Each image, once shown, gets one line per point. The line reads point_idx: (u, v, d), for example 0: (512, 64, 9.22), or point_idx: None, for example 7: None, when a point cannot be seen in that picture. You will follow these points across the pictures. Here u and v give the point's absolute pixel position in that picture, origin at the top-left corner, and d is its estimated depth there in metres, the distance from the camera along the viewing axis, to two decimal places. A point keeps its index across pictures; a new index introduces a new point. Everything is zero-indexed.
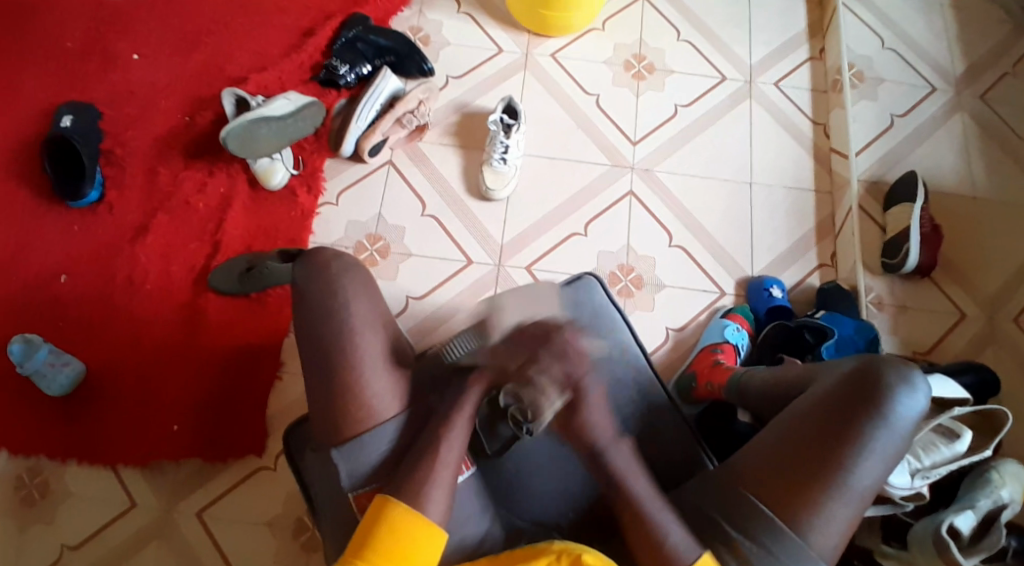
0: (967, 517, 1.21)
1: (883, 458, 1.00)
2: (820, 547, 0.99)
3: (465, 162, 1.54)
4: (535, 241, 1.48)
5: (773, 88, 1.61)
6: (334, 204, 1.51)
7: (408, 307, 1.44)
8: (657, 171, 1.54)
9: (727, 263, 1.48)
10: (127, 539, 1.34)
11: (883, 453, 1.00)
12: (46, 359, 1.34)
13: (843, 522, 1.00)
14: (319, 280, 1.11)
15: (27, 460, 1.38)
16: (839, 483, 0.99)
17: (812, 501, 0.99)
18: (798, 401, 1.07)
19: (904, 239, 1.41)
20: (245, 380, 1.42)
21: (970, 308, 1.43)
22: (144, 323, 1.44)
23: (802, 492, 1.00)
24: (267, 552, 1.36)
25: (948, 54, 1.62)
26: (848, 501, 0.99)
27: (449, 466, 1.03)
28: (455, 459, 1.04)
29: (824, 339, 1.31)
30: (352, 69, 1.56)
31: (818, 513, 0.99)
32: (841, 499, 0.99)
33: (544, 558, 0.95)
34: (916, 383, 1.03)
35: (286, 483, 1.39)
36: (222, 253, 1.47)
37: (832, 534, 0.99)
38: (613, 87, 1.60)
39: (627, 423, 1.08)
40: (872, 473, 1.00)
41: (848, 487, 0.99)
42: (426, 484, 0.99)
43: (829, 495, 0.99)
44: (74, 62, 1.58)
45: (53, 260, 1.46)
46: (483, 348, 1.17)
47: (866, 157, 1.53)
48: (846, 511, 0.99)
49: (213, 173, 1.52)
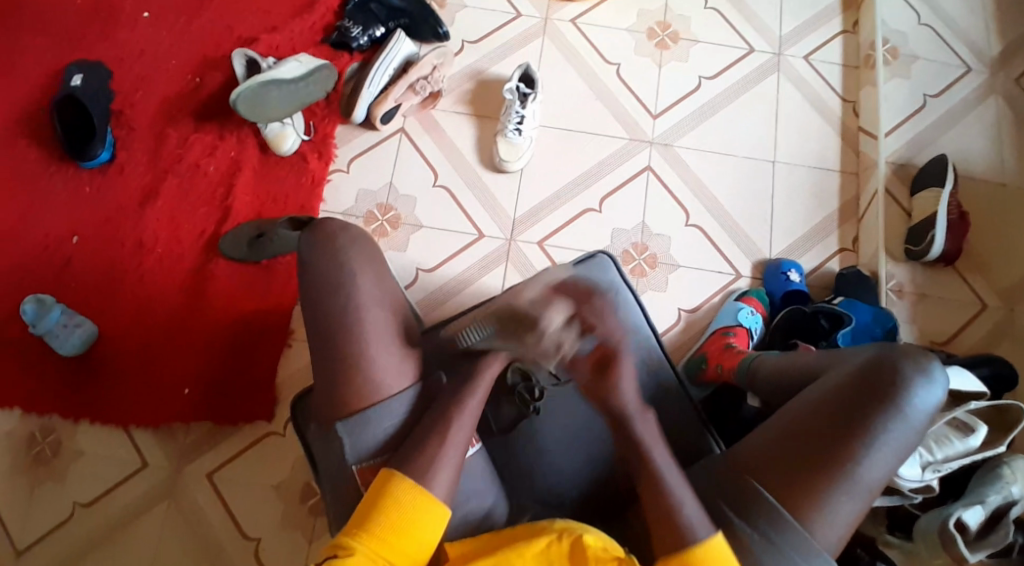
0: (976, 512, 1.21)
1: (894, 452, 0.98)
2: (824, 539, 0.98)
3: (478, 132, 1.50)
4: (548, 216, 1.45)
5: (802, 61, 1.55)
6: (345, 171, 1.49)
7: (417, 279, 1.42)
8: (676, 146, 1.49)
9: (744, 243, 1.45)
10: (138, 498, 1.37)
11: (894, 446, 0.98)
12: (58, 321, 1.36)
13: (849, 515, 0.98)
14: (327, 258, 1.09)
15: (40, 419, 1.40)
16: (848, 475, 0.97)
17: (818, 492, 0.97)
18: (811, 390, 1.05)
19: (929, 226, 1.36)
20: (254, 347, 1.43)
21: (992, 299, 1.39)
22: (154, 287, 1.44)
23: (808, 482, 0.98)
24: (275, 516, 1.37)
25: (988, 31, 1.54)
26: (855, 494, 0.97)
27: (456, 450, 1.01)
28: (464, 438, 1.03)
29: (839, 326, 1.28)
30: (365, 31, 1.51)
31: (823, 505, 0.97)
32: (849, 492, 0.97)
33: (544, 538, 0.94)
34: (933, 376, 1.01)
35: (294, 449, 1.41)
36: (232, 219, 1.45)
37: (837, 525, 0.98)
38: (635, 57, 1.54)
39: (639, 406, 1.05)
40: (882, 467, 0.98)
41: (855, 479, 0.97)
42: (428, 472, 0.99)
43: (838, 486, 0.97)
44: (83, 18, 1.55)
45: (64, 221, 1.46)
46: (500, 334, 1.14)
47: (895, 138, 1.47)
48: (854, 504, 0.97)
49: (224, 137, 1.50)
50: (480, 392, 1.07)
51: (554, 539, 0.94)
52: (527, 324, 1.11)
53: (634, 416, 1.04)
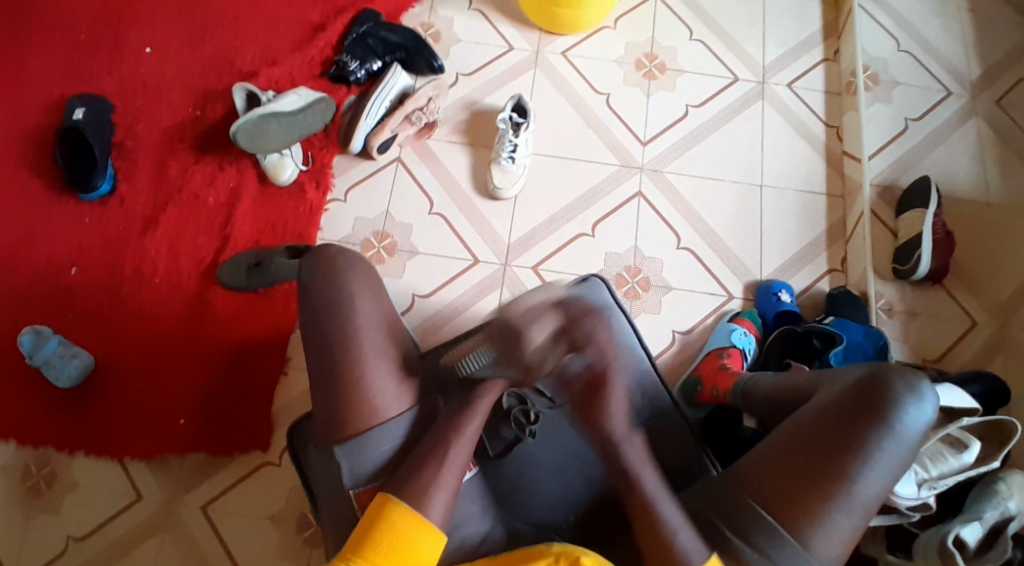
0: (974, 528, 1.20)
1: (888, 468, 0.99)
2: (823, 557, 0.98)
3: (473, 160, 1.54)
4: (543, 241, 1.47)
5: (786, 89, 1.59)
6: (342, 200, 1.51)
7: (414, 304, 1.44)
8: (666, 172, 1.53)
9: (735, 266, 1.47)
10: (131, 532, 1.36)
11: (888, 462, 0.99)
12: (56, 350, 1.37)
13: (846, 531, 0.98)
14: (327, 278, 1.11)
15: (34, 451, 1.40)
16: (845, 494, 0.98)
17: (815, 509, 0.98)
18: (804, 409, 1.06)
19: (916, 245, 1.39)
20: (251, 375, 1.43)
21: (981, 316, 1.41)
22: (152, 316, 1.45)
23: (804, 500, 0.98)
24: (271, 546, 1.37)
25: (965, 57, 1.59)
26: (851, 510, 0.98)
27: (454, 468, 1.03)
28: (462, 463, 1.04)
29: (832, 346, 1.30)
30: (362, 65, 1.56)
31: (821, 523, 0.97)
32: (846, 510, 0.98)
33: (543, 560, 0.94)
34: (923, 393, 1.02)
35: (291, 477, 1.40)
36: (231, 248, 1.47)
37: (834, 542, 0.98)
38: (624, 86, 1.59)
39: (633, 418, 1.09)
40: (877, 484, 0.99)
41: (851, 496, 0.98)
42: (427, 487, 0.99)
43: (835, 504, 0.98)
44: (86, 55, 1.59)
45: (63, 252, 1.48)
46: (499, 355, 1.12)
47: (879, 161, 1.51)
48: (850, 521, 0.98)
49: (223, 168, 1.53)
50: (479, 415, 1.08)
51: (553, 561, 0.94)
52: (529, 340, 1.12)
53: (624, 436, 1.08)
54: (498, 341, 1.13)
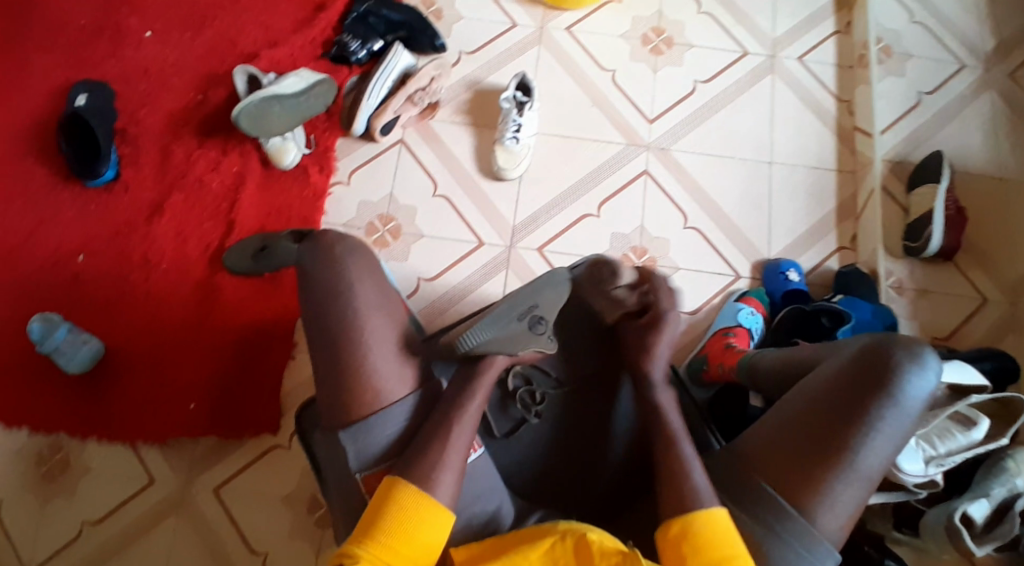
0: (982, 505, 1.21)
1: (893, 438, 0.99)
2: (828, 529, 0.99)
3: (477, 141, 1.52)
4: (547, 222, 1.46)
5: (796, 62, 1.56)
6: (346, 183, 1.51)
7: (419, 288, 1.44)
8: (672, 150, 1.50)
9: (743, 244, 1.46)
10: (145, 515, 1.38)
11: (892, 432, 0.99)
12: (65, 337, 1.38)
13: (851, 503, 0.99)
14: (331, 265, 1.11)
15: (47, 437, 1.42)
16: (846, 465, 0.98)
17: (819, 483, 0.98)
18: (808, 381, 1.05)
19: (927, 223, 1.37)
20: (260, 359, 1.45)
21: (993, 293, 1.39)
22: (160, 302, 1.46)
23: (809, 473, 0.99)
24: (281, 529, 1.39)
25: (981, 27, 1.55)
26: (856, 482, 0.98)
27: (459, 450, 1.03)
28: (465, 443, 1.04)
29: (841, 324, 1.29)
30: (363, 45, 1.54)
31: (824, 496, 0.98)
32: (848, 481, 0.98)
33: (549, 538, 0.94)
34: (927, 362, 1.01)
35: (301, 460, 1.42)
36: (236, 232, 1.48)
37: (839, 514, 0.98)
38: (630, 63, 1.56)
39: (664, 378, 1.11)
40: (880, 454, 0.98)
41: (855, 468, 0.98)
42: (432, 476, 1.00)
43: (836, 476, 0.98)
44: (87, 39, 1.58)
45: (70, 239, 1.48)
46: (502, 333, 1.11)
47: (891, 135, 1.48)
48: (855, 492, 0.98)
49: (227, 152, 1.52)
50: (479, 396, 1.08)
51: (559, 539, 0.95)
52: (536, 317, 1.14)
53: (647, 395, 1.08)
54: (507, 316, 1.12)
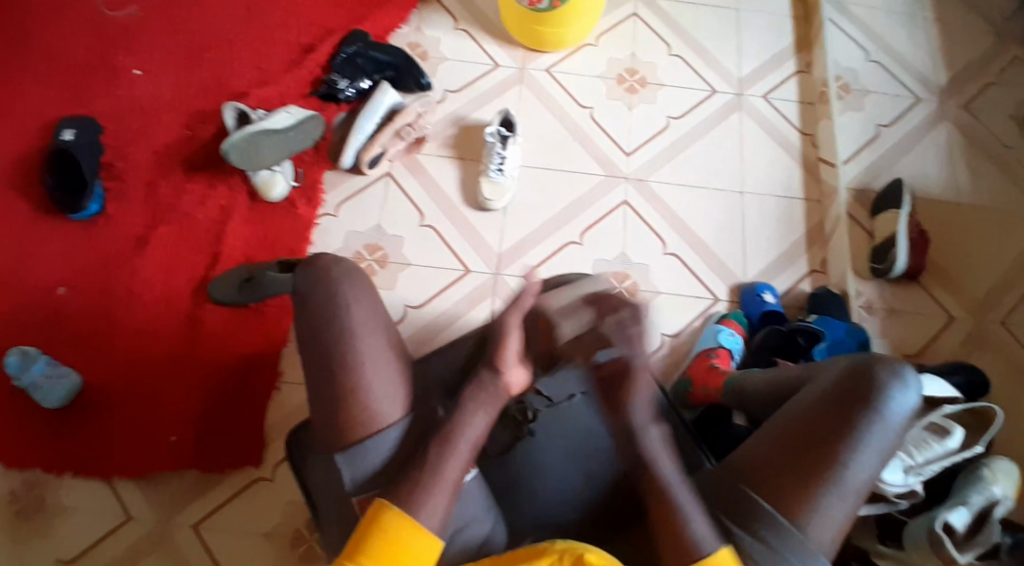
0: (961, 513, 1.23)
1: (878, 453, 1.03)
2: (819, 541, 1.01)
3: (462, 173, 1.57)
4: (531, 250, 1.50)
5: (762, 100, 1.65)
6: (333, 215, 1.53)
7: (407, 315, 1.45)
8: (650, 181, 1.57)
9: (720, 270, 1.51)
10: (121, 553, 1.34)
11: (877, 447, 1.02)
12: (42, 371, 1.35)
13: (841, 515, 1.01)
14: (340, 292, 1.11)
15: (22, 474, 1.38)
16: (837, 479, 1.01)
17: (810, 496, 1.01)
18: (794, 402, 1.09)
19: (891, 245, 1.44)
20: (245, 390, 1.44)
21: (957, 311, 1.46)
22: (145, 333, 1.45)
23: (800, 486, 1.01)
24: (265, 564, 1.35)
25: (932, 66, 1.67)
26: (845, 496, 1.01)
27: (459, 463, 0.97)
28: (463, 465, 0.98)
29: (817, 342, 1.33)
30: (351, 84, 1.59)
31: (815, 508, 1.00)
32: (839, 494, 1.01)
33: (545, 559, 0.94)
34: (908, 381, 1.06)
35: (287, 492, 1.40)
36: (223, 263, 1.48)
37: (830, 527, 1.01)
38: (607, 100, 1.63)
39: (648, 419, 1.02)
40: (868, 468, 1.02)
41: (844, 481, 1.01)
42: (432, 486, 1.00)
43: (828, 489, 1.01)
44: (75, 77, 1.61)
45: (52, 272, 1.47)
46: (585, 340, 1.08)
47: (854, 165, 1.57)
48: (844, 505, 1.01)
49: (214, 186, 1.54)
50: (476, 421, 1.01)
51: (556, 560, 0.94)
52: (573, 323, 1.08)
53: (638, 428, 1.01)
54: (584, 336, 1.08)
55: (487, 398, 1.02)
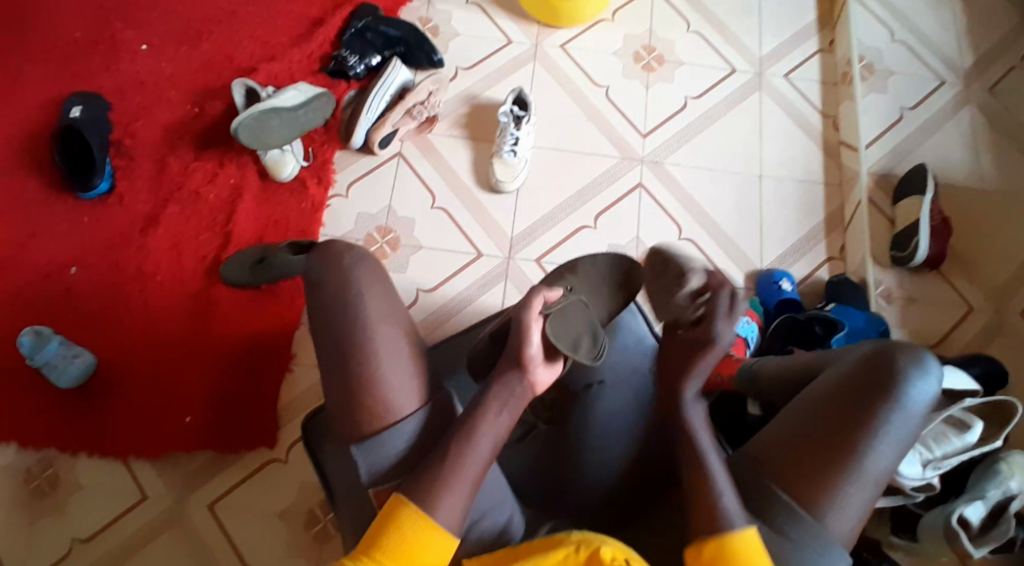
0: (977, 507, 1.24)
1: (899, 443, 1.01)
2: (837, 531, 1.00)
3: (475, 154, 1.54)
4: (544, 234, 1.48)
5: (783, 80, 1.61)
6: (344, 196, 1.51)
7: (419, 299, 1.44)
8: (666, 163, 1.54)
9: (736, 255, 1.49)
10: (138, 531, 1.35)
11: (899, 438, 1.01)
12: (57, 351, 1.35)
13: (860, 505, 1.00)
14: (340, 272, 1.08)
15: (37, 453, 1.39)
16: (855, 468, 0.99)
17: (829, 487, 0.99)
18: (815, 386, 1.07)
19: (913, 233, 1.42)
20: (256, 372, 1.43)
21: (977, 300, 1.44)
22: (156, 314, 1.44)
23: (819, 476, 1.00)
24: (279, 543, 1.36)
25: (958, 46, 1.62)
26: (866, 485, 1.00)
27: (479, 459, 0.97)
28: (484, 458, 0.98)
29: (833, 332, 1.32)
30: (361, 60, 1.55)
31: (833, 497, 0.99)
32: (857, 483, 0.99)
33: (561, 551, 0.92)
34: (931, 368, 1.04)
35: (298, 474, 1.40)
36: (233, 244, 1.47)
37: (849, 517, 1.00)
38: (623, 79, 1.59)
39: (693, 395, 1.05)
40: (888, 457, 1.00)
41: (864, 472, 0.99)
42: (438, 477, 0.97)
43: (846, 478, 0.99)
44: (81, 52, 1.58)
45: (62, 252, 1.46)
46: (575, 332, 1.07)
47: (876, 149, 1.53)
48: (864, 495, 1.00)
49: (223, 165, 1.52)
50: (494, 413, 1.01)
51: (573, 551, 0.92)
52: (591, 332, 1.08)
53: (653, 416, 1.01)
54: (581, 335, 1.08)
55: (508, 397, 1.02)
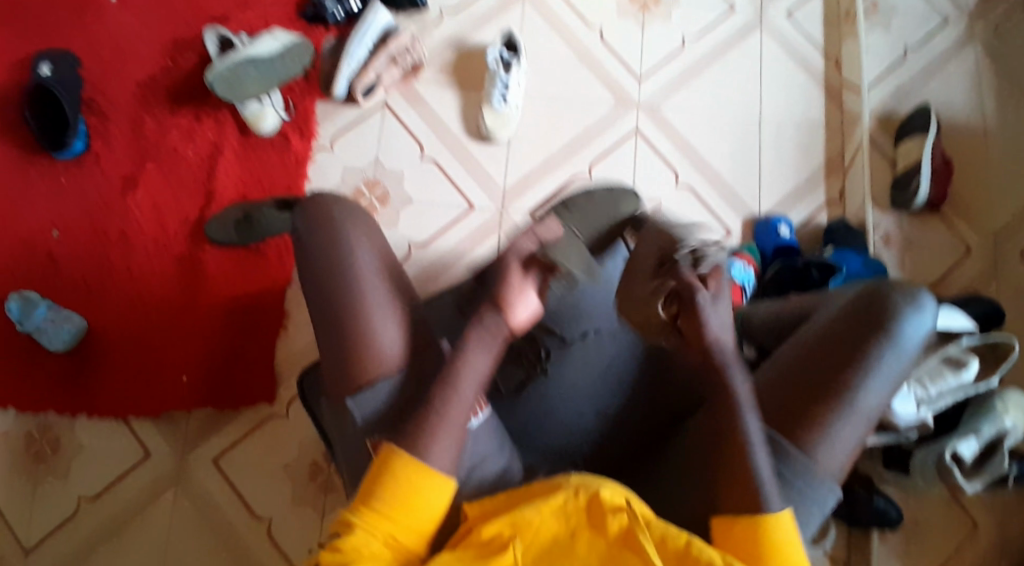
0: (970, 444, 1.24)
1: (890, 376, 0.93)
2: (828, 469, 0.91)
3: (463, 102, 1.48)
4: (538, 184, 1.44)
5: (784, 20, 1.55)
6: (328, 149, 1.46)
7: (411, 253, 1.40)
8: (663, 108, 1.49)
9: (735, 202, 1.45)
10: (141, 491, 1.32)
11: (890, 370, 0.93)
12: (46, 316, 1.33)
13: (851, 441, 0.92)
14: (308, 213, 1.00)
15: (35, 418, 1.35)
16: (845, 403, 0.91)
17: (817, 421, 0.91)
18: (802, 330, 1.00)
19: (914, 174, 1.39)
20: (250, 332, 1.41)
21: (973, 241, 1.42)
22: (142, 278, 1.41)
23: (805, 410, 0.92)
24: (285, 496, 1.34)
25: None
26: (855, 420, 0.92)
27: (464, 405, 0.88)
28: (471, 406, 0.89)
29: (830, 275, 1.29)
30: (340, 4, 1.48)
31: (822, 434, 0.91)
32: (847, 418, 0.91)
33: (559, 496, 0.79)
34: (923, 304, 0.96)
35: (298, 429, 1.37)
36: (216, 204, 1.42)
37: (839, 453, 0.91)
38: (616, 21, 1.54)
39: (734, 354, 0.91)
40: (879, 393, 0.92)
41: (854, 406, 0.91)
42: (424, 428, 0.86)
43: (836, 412, 0.91)
44: (48, 7, 1.51)
45: (42, 215, 1.42)
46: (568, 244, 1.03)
47: (878, 92, 1.49)
48: (854, 431, 0.92)
49: (201, 120, 1.46)
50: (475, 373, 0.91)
51: None
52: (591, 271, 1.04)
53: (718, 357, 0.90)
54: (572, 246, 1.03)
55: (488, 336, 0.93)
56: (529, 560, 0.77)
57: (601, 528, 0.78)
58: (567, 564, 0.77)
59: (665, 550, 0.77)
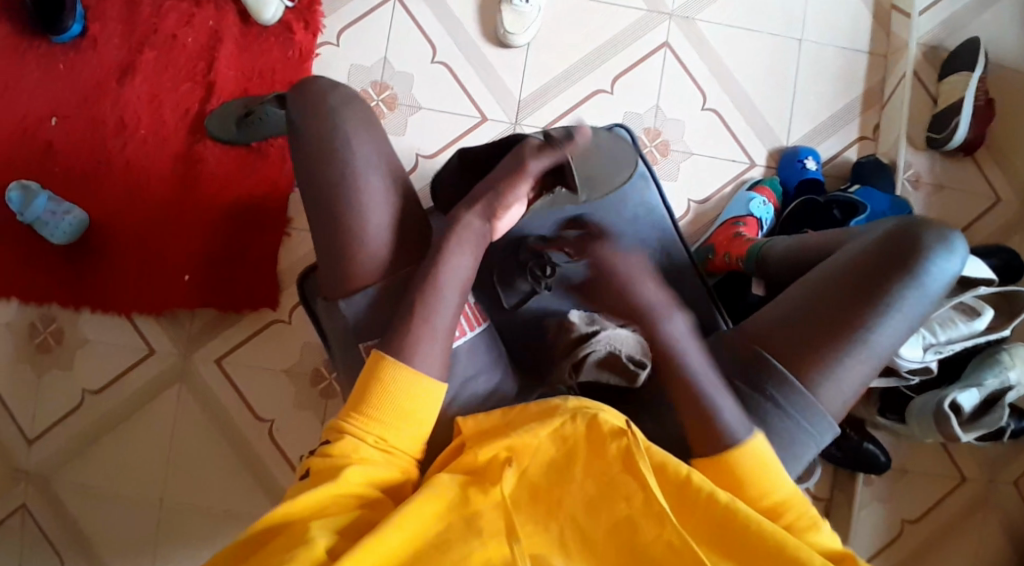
0: (972, 394, 1.20)
1: (909, 319, 0.93)
2: (830, 406, 0.94)
3: (481, 1, 1.38)
4: (557, 98, 1.35)
5: None
6: (334, 45, 1.37)
7: (418, 165, 1.34)
8: (698, 20, 1.38)
9: (763, 131, 1.37)
10: (147, 386, 1.36)
11: (909, 314, 0.93)
12: (46, 207, 1.29)
13: (858, 379, 0.93)
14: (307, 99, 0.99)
15: (39, 309, 1.37)
16: (858, 341, 0.92)
17: (827, 359, 0.92)
18: (828, 261, 0.99)
19: (955, 113, 1.30)
20: (251, 234, 1.38)
21: (1006, 193, 1.35)
22: (143, 171, 1.36)
23: (818, 348, 0.93)
24: (286, 398, 1.37)
25: None
26: (867, 360, 0.93)
27: (448, 311, 0.92)
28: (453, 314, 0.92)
29: (853, 215, 1.22)
30: None
31: (831, 371, 0.92)
32: (858, 357, 0.92)
33: (555, 420, 0.85)
34: (953, 245, 0.95)
35: (301, 333, 1.39)
36: (216, 97, 1.35)
37: (844, 390, 0.93)
38: None
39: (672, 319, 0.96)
40: (894, 334, 0.93)
41: (868, 345, 0.92)
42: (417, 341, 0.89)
43: (847, 350, 0.92)
44: None
45: (35, 100, 1.36)
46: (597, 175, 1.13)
47: (930, 18, 1.37)
48: (863, 369, 0.93)
49: (200, 5, 1.38)
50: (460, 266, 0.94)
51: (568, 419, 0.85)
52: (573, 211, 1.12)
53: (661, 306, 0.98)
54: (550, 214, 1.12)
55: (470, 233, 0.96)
56: (528, 481, 0.83)
57: (599, 451, 0.84)
58: (563, 484, 0.83)
59: (662, 476, 0.82)
